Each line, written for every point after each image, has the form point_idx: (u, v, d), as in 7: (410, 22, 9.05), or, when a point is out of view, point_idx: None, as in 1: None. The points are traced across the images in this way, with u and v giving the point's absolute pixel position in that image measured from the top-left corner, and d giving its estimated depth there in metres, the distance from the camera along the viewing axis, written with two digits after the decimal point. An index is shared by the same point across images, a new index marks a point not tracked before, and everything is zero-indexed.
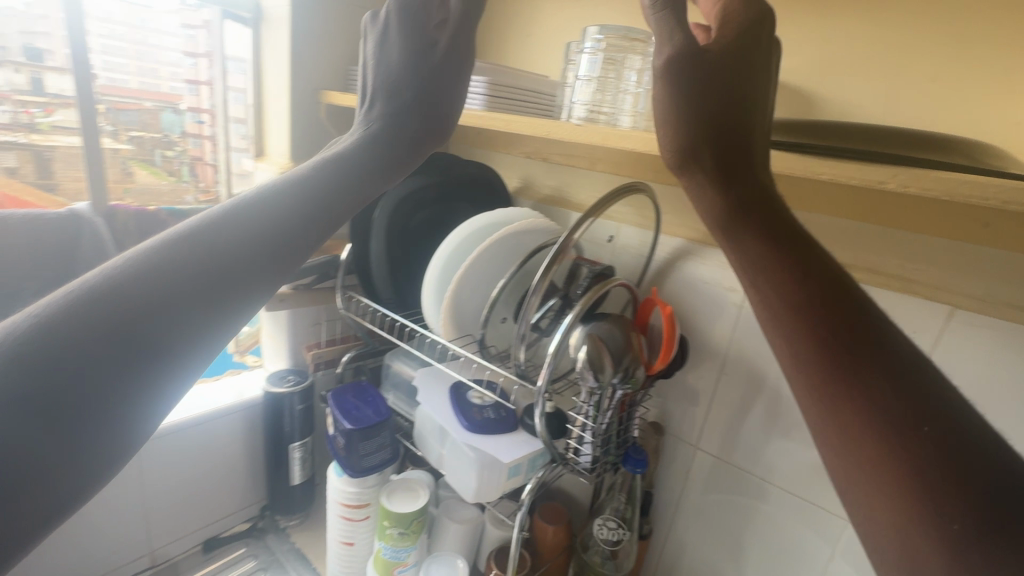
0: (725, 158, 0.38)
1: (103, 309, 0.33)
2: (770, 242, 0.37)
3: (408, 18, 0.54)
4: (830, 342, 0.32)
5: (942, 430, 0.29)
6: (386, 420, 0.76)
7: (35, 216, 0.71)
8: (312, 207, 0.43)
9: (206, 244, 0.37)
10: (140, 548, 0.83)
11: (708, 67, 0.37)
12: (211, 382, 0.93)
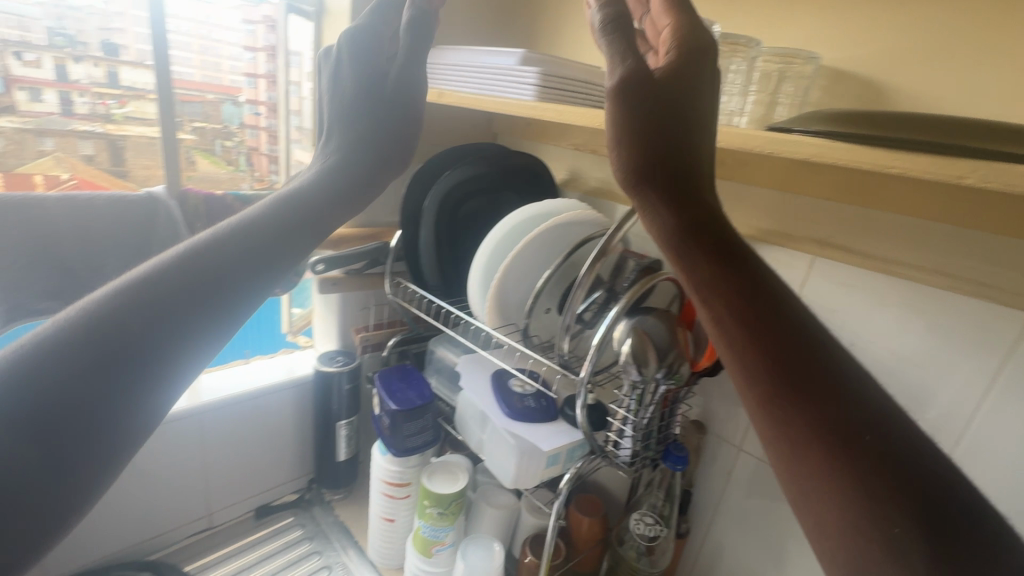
0: (682, 177, 0.37)
1: (88, 341, 0.36)
2: (720, 261, 0.35)
3: (359, 55, 0.59)
4: (786, 359, 0.33)
5: (878, 440, 0.30)
6: (430, 402, 0.78)
7: (117, 199, 0.71)
8: (286, 238, 0.45)
9: (184, 276, 0.40)
10: (199, 510, 0.89)
11: (657, 87, 0.37)
12: (265, 359, 0.98)
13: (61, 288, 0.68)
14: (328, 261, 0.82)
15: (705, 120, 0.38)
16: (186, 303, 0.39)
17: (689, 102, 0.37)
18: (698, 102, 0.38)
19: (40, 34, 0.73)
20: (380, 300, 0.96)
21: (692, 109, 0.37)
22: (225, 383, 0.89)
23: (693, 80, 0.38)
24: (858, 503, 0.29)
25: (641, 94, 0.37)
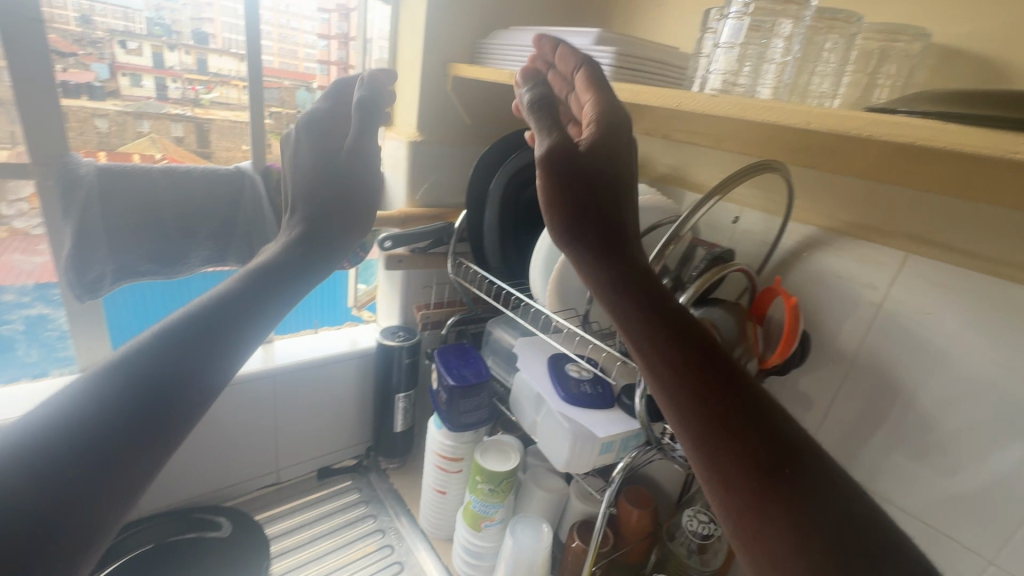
0: (606, 239, 0.40)
1: (114, 395, 0.36)
2: (653, 311, 0.39)
3: (315, 139, 0.62)
4: (699, 386, 0.36)
5: (798, 471, 0.33)
6: (486, 381, 0.79)
7: (211, 169, 0.76)
8: (282, 305, 0.49)
9: (195, 337, 0.42)
10: (269, 466, 0.95)
11: (583, 157, 0.41)
12: (332, 330, 1.04)
13: (159, 251, 0.74)
14: (397, 237, 0.82)
15: (627, 181, 0.42)
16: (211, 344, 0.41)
17: (611, 165, 0.41)
18: (620, 169, 0.42)
19: (141, 23, 0.72)
20: (442, 279, 0.99)
21: (614, 174, 0.41)
22: (296, 350, 0.95)
23: (616, 150, 0.42)
24: (765, 513, 0.32)
25: (569, 162, 0.40)
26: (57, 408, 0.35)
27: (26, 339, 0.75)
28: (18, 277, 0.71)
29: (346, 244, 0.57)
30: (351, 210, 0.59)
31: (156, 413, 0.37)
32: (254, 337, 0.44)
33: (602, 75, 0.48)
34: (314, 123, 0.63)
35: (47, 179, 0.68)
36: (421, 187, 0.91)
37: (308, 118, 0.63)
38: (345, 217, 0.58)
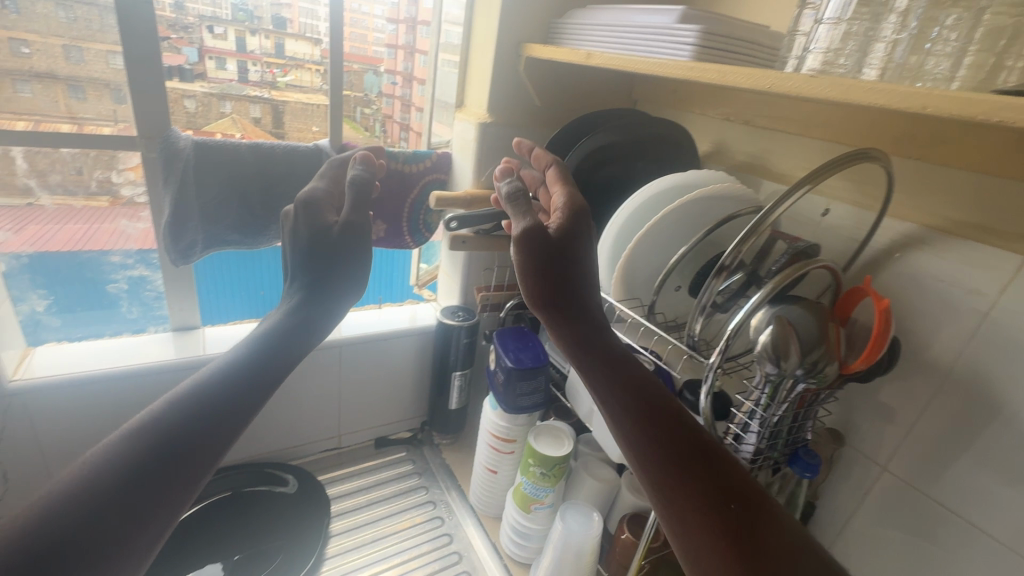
0: (577, 315, 0.44)
1: (162, 429, 0.37)
2: (614, 363, 0.43)
3: (305, 218, 0.56)
4: (653, 432, 0.41)
5: (743, 503, 0.38)
6: (544, 366, 0.79)
7: (293, 147, 0.80)
8: (305, 328, 0.49)
9: (233, 369, 0.43)
10: (331, 431, 1.00)
11: (555, 241, 0.44)
12: (394, 306, 1.07)
13: (243, 222, 0.79)
14: (463, 219, 0.83)
15: (590, 259, 0.46)
16: (242, 381, 0.43)
17: (579, 244, 0.46)
18: (589, 251, 0.46)
19: (227, 8, 0.76)
20: (502, 262, 0.99)
21: (584, 253, 0.46)
22: (361, 322, 0.99)
23: (583, 234, 0.47)
24: (716, 545, 0.36)
25: (545, 243, 0.44)
26: (97, 458, 0.35)
27: (128, 297, 0.82)
28: (124, 241, 0.78)
29: (338, 285, 0.53)
30: (324, 260, 0.53)
31: (163, 470, 0.36)
32: (265, 394, 0.44)
33: (568, 174, 0.56)
34: (306, 199, 0.58)
35: (150, 150, 0.73)
36: (488, 169, 0.91)
37: (307, 194, 0.58)
38: (341, 274, 0.53)
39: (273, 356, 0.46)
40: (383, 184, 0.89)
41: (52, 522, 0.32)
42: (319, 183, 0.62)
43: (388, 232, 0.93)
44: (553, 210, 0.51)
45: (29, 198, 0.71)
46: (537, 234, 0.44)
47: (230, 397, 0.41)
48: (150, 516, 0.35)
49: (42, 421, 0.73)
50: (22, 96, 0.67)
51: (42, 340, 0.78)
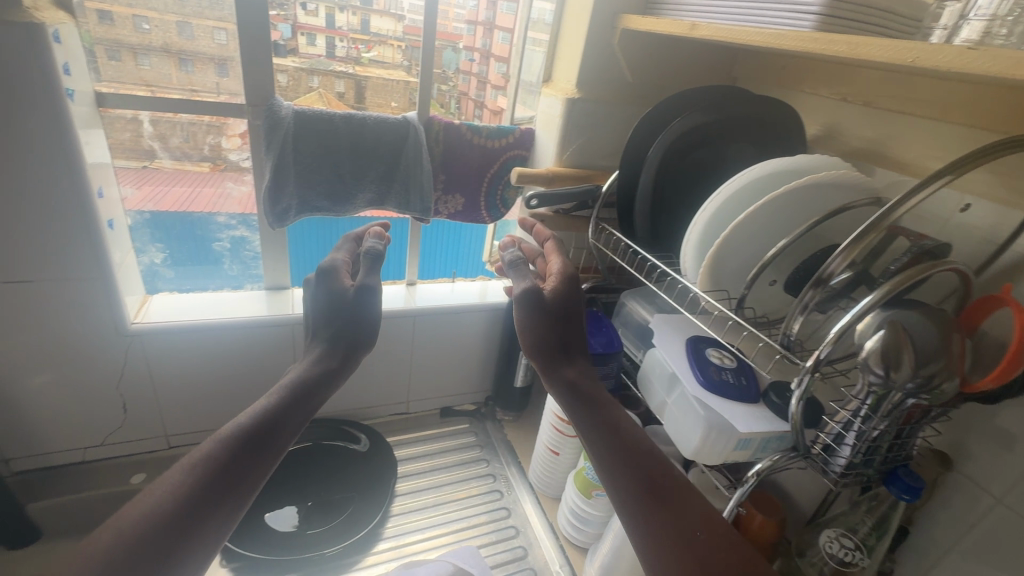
0: (565, 362, 0.60)
1: (209, 461, 0.45)
2: (599, 413, 0.57)
3: (323, 283, 0.63)
4: (631, 471, 0.52)
5: (704, 527, 0.49)
6: (616, 353, 0.77)
7: (382, 117, 0.82)
8: (323, 374, 0.57)
9: (261, 408, 0.51)
10: (400, 398, 1.04)
11: (549, 304, 0.60)
12: (466, 282, 1.08)
13: (333, 190, 0.83)
14: (543, 197, 0.81)
15: (575, 320, 0.62)
16: (286, 412, 0.52)
17: (568, 305, 0.62)
18: (575, 310, 0.62)
19: None
20: (577, 244, 0.97)
21: (572, 312, 0.62)
22: (435, 295, 1.01)
23: (570, 296, 0.62)
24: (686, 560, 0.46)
25: (542, 307, 0.60)
26: (154, 492, 0.43)
27: (230, 255, 0.88)
28: (228, 203, 0.84)
29: (359, 334, 0.61)
30: (342, 315, 0.61)
31: (206, 501, 0.43)
32: (288, 431, 0.51)
33: (564, 247, 0.69)
34: (326, 266, 0.64)
35: (256, 119, 0.77)
36: (570, 147, 0.89)
37: (327, 266, 0.64)
38: (358, 327, 0.61)
39: (309, 391, 0.55)
40: (465, 159, 0.89)
41: (118, 541, 0.39)
42: (337, 250, 0.68)
43: (466, 207, 0.94)
44: (551, 276, 0.65)
45: (145, 161, 0.78)
46: (537, 299, 0.60)
47: (269, 427, 0.50)
48: (205, 530, 0.43)
49: (157, 360, 0.80)
50: (143, 69, 0.73)
51: (158, 289, 0.86)
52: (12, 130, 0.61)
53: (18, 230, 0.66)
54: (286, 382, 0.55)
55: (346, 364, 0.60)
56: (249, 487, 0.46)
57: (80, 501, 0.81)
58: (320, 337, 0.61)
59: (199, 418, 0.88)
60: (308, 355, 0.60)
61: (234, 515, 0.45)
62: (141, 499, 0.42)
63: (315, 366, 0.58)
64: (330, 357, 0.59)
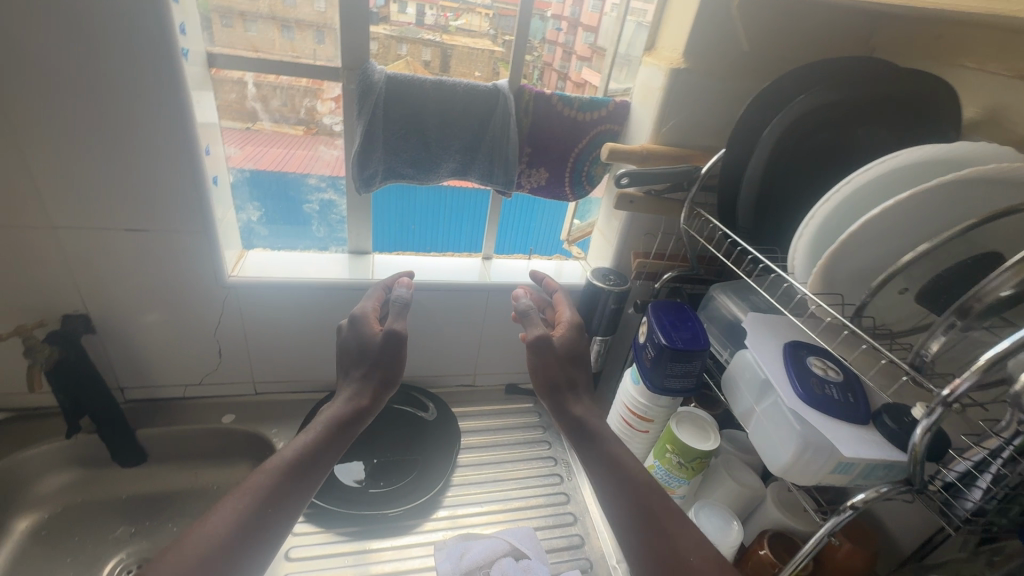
0: (572, 400, 0.67)
1: (260, 489, 0.53)
2: (602, 450, 0.62)
3: (355, 323, 0.70)
4: (629, 502, 0.58)
5: (699, 556, 0.53)
6: (701, 350, 0.69)
7: (474, 85, 0.79)
8: (356, 411, 0.63)
9: (306, 439, 0.59)
10: (467, 370, 1.05)
11: (557, 348, 0.69)
12: (542, 260, 1.05)
13: (418, 157, 0.82)
14: (635, 176, 0.76)
15: (579, 366, 0.70)
16: (324, 444, 0.59)
17: (574, 352, 0.70)
18: (580, 353, 0.70)
19: None
20: (665, 229, 0.90)
21: (577, 353, 0.70)
22: (510, 271, 0.99)
23: (574, 341, 0.70)
24: None
25: (552, 351, 0.67)
26: (218, 519, 0.50)
27: (318, 217, 0.91)
28: (319, 165, 0.86)
29: (388, 372, 0.67)
30: (372, 358, 0.66)
31: (255, 526, 0.51)
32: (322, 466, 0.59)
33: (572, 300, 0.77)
34: (354, 317, 0.70)
35: (350, 82, 0.77)
36: (668, 123, 0.81)
37: (357, 314, 0.70)
38: (388, 367, 0.66)
39: (345, 426, 0.62)
40: (553, 131, 0.85)
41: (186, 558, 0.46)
42: (364, 302, 0.73)
43: (550, 182, 0.90)
44: (559, 326, 0.72)
45: (247, 122, 0.81)
46: (547, 343, 0.67)
47: (310, 459, 0.58)
48: (255, 549, 0.50)
49: (248, 311, 0.85)
50: (251, 35, 0.75)
51: (253, 246, 0.91)
52: (131, 88, 0.65)
53: (136, 185, 0.71)
54: (324, 418, 0.62)
55: (378, 399, 0.66)
56: (291, 510, 0.54)
57: (176, 432, 0.89)
58: (353, 370, 0.67)
59: (282, 370, 0.94)
60: (346, 386, 0.66)
61: (280, 533, 0.53)
62: (207, 518, 0.50)
63: (350, 403, 0.64)
64: (364, 390, 0.65)
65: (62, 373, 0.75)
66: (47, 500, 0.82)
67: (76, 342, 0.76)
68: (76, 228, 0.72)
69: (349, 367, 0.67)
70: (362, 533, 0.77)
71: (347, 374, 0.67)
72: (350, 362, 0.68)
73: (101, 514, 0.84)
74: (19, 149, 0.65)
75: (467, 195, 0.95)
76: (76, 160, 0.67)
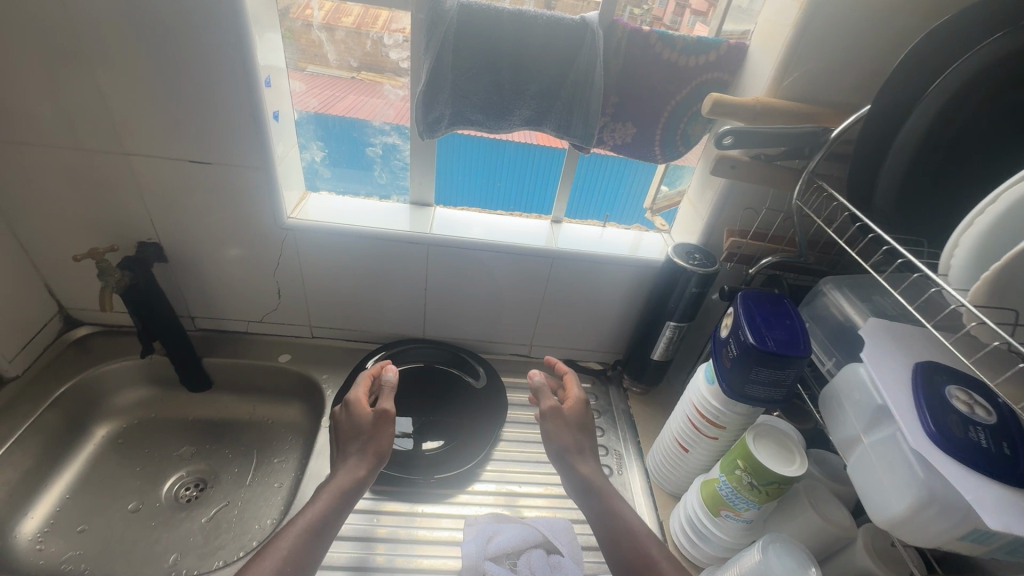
0: (580, 458, 0.65)
1: (287, 551, 0.53)
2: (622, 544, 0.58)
3: (351, 407, 0.68)
4: None
5: None
6: (799, 356, 0.56)
7: (557, 18, 0.68)
8: (360, 478, 0.62)
9: (322, 503, 0.59)
10: (524, 340, 0.98)
11: (564, 415, 0.68)
12: (619, 228, 0.94)
13: (489, 101, 0.73)
14: (742, 136, 0.62)
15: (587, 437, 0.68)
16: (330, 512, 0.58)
17: (582, 421, 0.69)
18: (589, 423, 0.69)
19: None
20: (770, 205, 0.75)
21: (586, 424, 0.69)
22: (579, 238, 0.89)
23: (583, 411, 0.70)
24: None
25: (559, 417, 0.68)
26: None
27: (381, 163, 0.86)
28: (388, 110, 0.80)
29: (381, 444, 0.66)
30: (365, 432, 0.66)
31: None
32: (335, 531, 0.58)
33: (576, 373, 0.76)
34: (348, 403, 0.68)
35: (420, 11, 0.69)
36: (795, 73, 0.66)
37: (353, 399, 0.68)
38: (382, 440, 0.66)
39: (345, 497, 0.60)
40: (647, 76, 0.71)
41: None
42: (357, 386, 0.70)
43: (637, 139, 0.77)
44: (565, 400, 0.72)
45: (352, 72, 0.78)
46: (554, 413, 0.68)
47: (322, 525, 0.57)
48: None
49: (306, 254, 0.84)
50: None
51: (316, 188, 0.88)
52: (195, 17, 0.62)
53: (202, 122, 0.70)
54: (327, 490, 0.60)
55: (374, 471, 0.64)
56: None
57: (236, 366, 0.92)
58: (349, 445, 0.65)
59: (337, 317, 0.93)
60: (343, 460, 0.64)
61: None
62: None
63: (348, 474, 0.62)
64: (360, 461, 0.64)
65: (132, 297, 0.78)
66: (122, 412, 0.90)
67: (146, 269, 0.78)
68: (146, 156, 0.72)
69: (345, 443, 0.66)
70: (396, 494, 0.75)
71: (343, 451, 0.65)
72: (346, 440, 0.66)
73: (168, 432, 0.90)
74: (95, 79, 0.66)
75: (540, 148, 0.85)
76: (145, 91, 0.67)
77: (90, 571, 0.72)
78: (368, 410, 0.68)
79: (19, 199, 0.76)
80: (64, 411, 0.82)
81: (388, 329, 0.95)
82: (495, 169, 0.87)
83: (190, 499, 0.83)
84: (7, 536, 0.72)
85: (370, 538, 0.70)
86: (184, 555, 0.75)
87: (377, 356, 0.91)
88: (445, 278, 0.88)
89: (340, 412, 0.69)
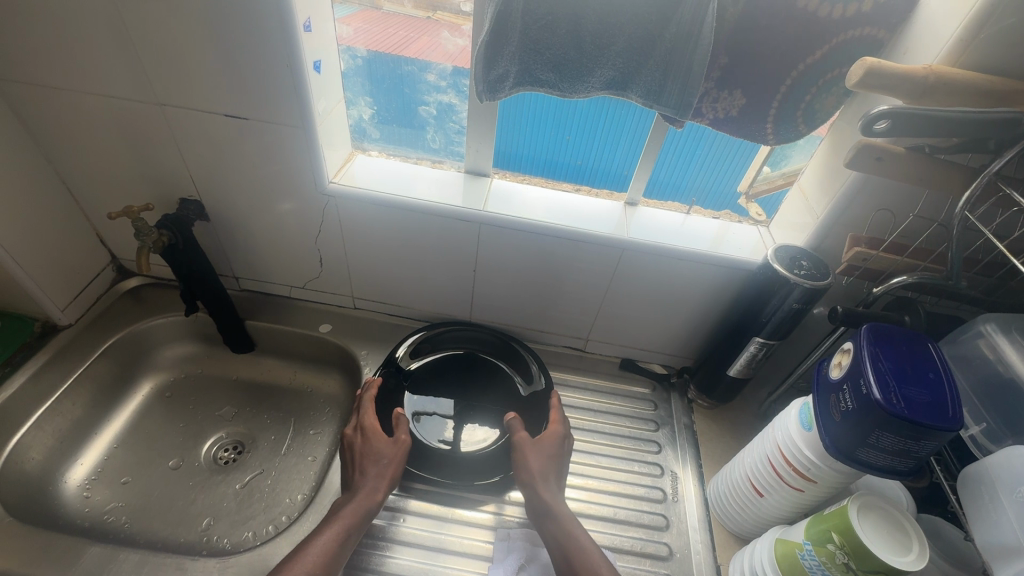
0: (545, 486, 0.64)
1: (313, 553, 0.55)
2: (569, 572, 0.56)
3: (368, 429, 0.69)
4: None
5: None
6: (948, 431, 0.43)
7: None
8: (382, 493, 0.63)
9: (359, 515, 0.60)
10: (580, 332, 0.88)
11: (537, 443, 0.69)
12: (706, 217, 0.79)
13: (565, 58, 0.59)
14: (902, 121, 0.46)
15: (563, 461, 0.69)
16: (358, 523, 0.60)
17: (561, 445, 0.70)
18: (562, 456, 0.69)
19: None
20: (919, 212, 0.59)
21: (562, 454, 0.69)
22: (655, 227, 0.75)
23: (559, 445, 0.70)
24: None
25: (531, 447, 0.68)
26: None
27: (434, 124, 0.76)
28: (434, 54, 0.68)
29: (396, 470, 0.66)
30: (386, 457, 0.66)
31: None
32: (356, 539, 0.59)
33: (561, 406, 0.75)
34: (363, 427, 0.69)
35: None
36: (989, 31, 0.48)
37: (370, 425, 0.69)
38: (397, 467, 0.66)
39: (368, 514, 0.61)
40: (769, 31, 0.55)
41: None
42: (366, 410, 0.71)
43: (746, 112, 0.61)
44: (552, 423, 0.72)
45: (431, 13, 0.68)
46: (526, 444, 0.68)
47: (344, 536, 0.58)
48: None
49: (350, 224, 0.77)
50: None
51: (365, 148, 0.81)
52: None
53: (233, 68, 0.62)
54: (350, 510, 0.60)
55: (391, 487, 0.65)
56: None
57: (278, 332, 0.89)
58: (368, 466, 0.65)
59: (381, 290, 0.87)
60: (360, 479, 0.64)
61: None
62: None
63: (369, 493, 0.63)
64: (378, 485, 0.64)
65: (172, 257, 0.74)
66: (168, 366, 0.90)
67: (184, 228, 0.74)
68: (181, 108, 0.66)
69: (365, 462, 0.66)
70: (426, 494, 0.70)
71: (361, 471, 0.65)
72: (365, 461, 0.66)
73: (212, 391, 0.90)
74: (120, 15, 0.58)
75: (624, 114, 0.69)
76: (172, 33, 0.59)
77: (129, 526, 0.72)
78: (386, 438, 0.69)
79: (61, 146, 0.73)
80: (113, 362, 0.83)
81: (434, 309, 0.89)
82: (565, 139, 0.74)
83: (228, 462, 0.81)
84: (58, 481, 0.73)
85: (393, 540, 0.65)
86: (217, 521, 0.74)
87: (416, 337, 0.84)
88: (496, 260, 0.78)
89: (351, 437, 0.69)
